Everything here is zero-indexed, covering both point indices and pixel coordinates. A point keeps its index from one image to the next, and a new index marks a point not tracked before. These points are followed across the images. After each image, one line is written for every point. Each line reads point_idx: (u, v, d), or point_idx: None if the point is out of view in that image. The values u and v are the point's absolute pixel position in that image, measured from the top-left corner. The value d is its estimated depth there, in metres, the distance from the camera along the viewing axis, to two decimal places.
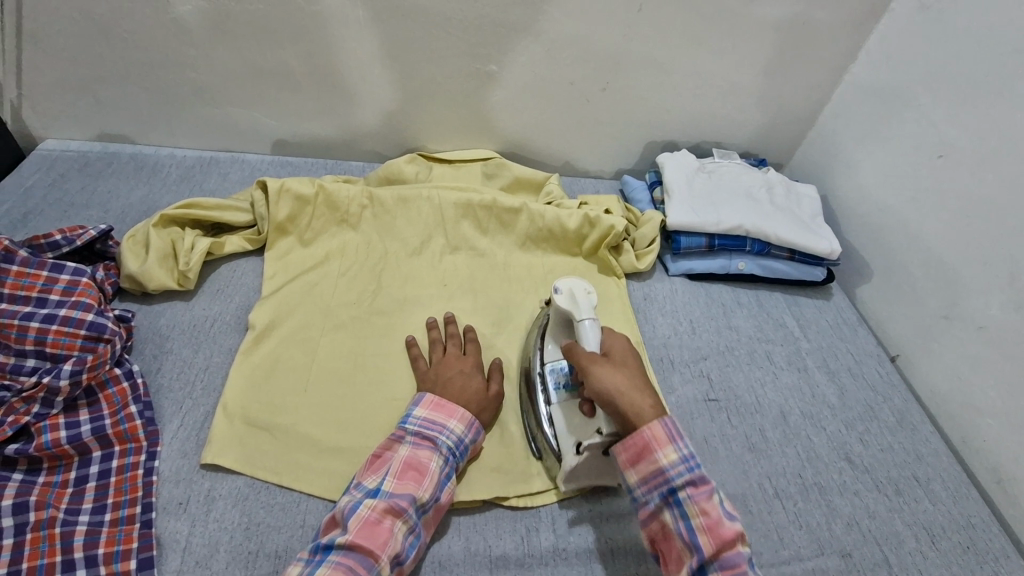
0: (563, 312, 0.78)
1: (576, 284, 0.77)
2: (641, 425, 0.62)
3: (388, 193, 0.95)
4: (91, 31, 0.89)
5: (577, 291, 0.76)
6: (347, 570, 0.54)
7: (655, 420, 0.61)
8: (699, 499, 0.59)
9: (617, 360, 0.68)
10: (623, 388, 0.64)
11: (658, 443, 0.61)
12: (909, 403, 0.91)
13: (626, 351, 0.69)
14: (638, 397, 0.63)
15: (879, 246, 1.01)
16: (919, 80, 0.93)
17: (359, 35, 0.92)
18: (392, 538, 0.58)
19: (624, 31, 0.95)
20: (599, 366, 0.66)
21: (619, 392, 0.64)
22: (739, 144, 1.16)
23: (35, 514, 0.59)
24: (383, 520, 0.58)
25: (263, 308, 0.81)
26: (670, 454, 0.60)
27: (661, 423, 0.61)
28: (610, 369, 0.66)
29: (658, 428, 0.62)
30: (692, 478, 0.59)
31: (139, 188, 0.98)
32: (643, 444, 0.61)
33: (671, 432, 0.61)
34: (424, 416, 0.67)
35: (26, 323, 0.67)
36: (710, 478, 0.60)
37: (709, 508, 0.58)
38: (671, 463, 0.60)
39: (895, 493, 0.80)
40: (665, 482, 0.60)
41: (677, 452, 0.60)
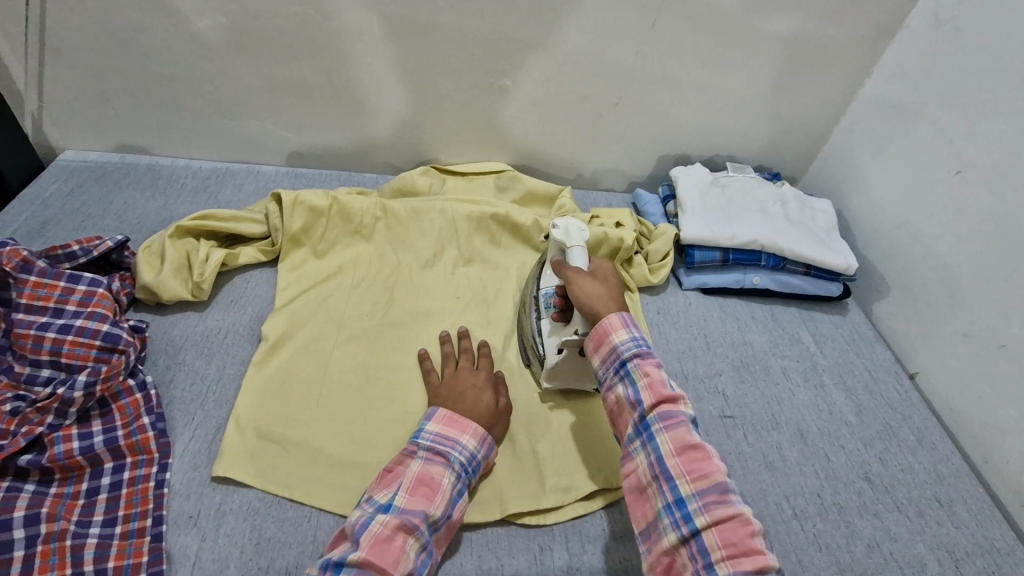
0: (559, 245, 0.82)
1: (573, 222, 0.81)
2: (603, 316, 0.70)
3: (401, 206, 0.95)
4: (112, 45, 0.91)
5: (572, 228, 0.80)
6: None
7: (621, 349, 0.67)
8: (670, 429, 0.60)
9: (599, 276, 0.76)
10: (597, 295, 0.72)
11: (628, 378, 0.65)
12: (929, 422, 0.90)
13: (608, 272, 0.77)
14: (606, 303, 0.72)
15: (896, 261, 1.00)
16: (936, 95, 0.92)
17: (374, 49, 0.93)
18: (405, 556, 0.56)
19: (638, 46, 0.95)
20: (579, 276, 0.75)
21: (595, 298, 0.72)
22: (753, 157, 1.16)
23: (46, 527, 0.58)
24: (395, 536, 0.57)
25: (276, 320, 0.81)
26: (629, 340, 0.67)
27: (619, 315, 0.69)
28: (589, 280, 0.74)
29: (622, 325, 0.69)
30: (656, 377, 0.64)
31: (155, 199, 0.99)
32: (606, 334, 0.68)
33: (634, 330, 0.68)
34: (436, 431, 0.66)
35: (42, 333, 0.68)
36: (680, 396, 0.63)
37: (678, 424, 0.61)
38: (628, 346, 0.67)
39: (917, 515, 0.78)
40: (631, 376, 0.65)
41: (651, 371, 0.64)
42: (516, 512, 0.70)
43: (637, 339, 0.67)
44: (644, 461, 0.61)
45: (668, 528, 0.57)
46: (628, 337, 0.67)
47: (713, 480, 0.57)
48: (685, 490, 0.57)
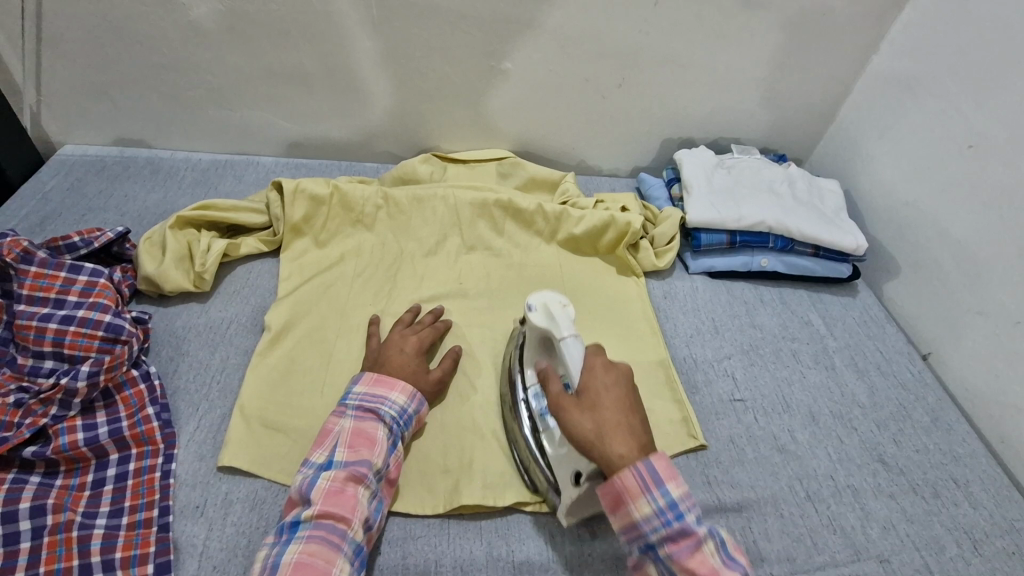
0: (540, 332, 0.72)
1: (550, 300, 0.72)
2: (614, 473, 0.56)
3: (403, 193, 0.94)
4: (108, 36, 0.90)
5: (552, 307, 0.71)
6: (321, 541, 0.55)
7: (646, 530, 0.54)
8: None
9: (591, 391, 0.61)
10: (604, 429, 0.58)
11: (661, 566, 0.54)
12: (943, 402, 0.88)
13: (604, 383, 0.61)
14: (611, 444, 0.57)
15: (907, 240, 0.98)
16: (946, 69, 0.90)
17: (372, 34, 0.92)
18: (359, 503, 0.58)
19: (640, 26, 0.93)
20: (568, 411, 0.60)
21: (596, 435, 0.58)
22: (759, 138, 1.14)
23: (52, 518, 0.58)
24: (346, 487, 0.59)
25: (279, 309, 0.80)
26: (566, 428, 0.60)
27: (633, 471, 0.55)
28: (580, 415, 0.59)
29: (557, 405, 0.61)
30: (604, 482, 0.57)
31: (155, 191, 0.99)
32: (624, 501, 0.55)
33: (571, 411, 0.60)
34: (364, 391, 0.67)
35: (44, 324, 0.67)
36: (629, 494, 0.55)
37: (634, 529, 0.55)
38: (567, 436, 0.60)
39: (933, 496, 0.77)
40: (588, 468, 0.60)
41: (692, 563, 0.52)
42: (524, 500, 0.69)
43: (664, 513, 0.54)
44: None
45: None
46: (653, 512, 0.54)
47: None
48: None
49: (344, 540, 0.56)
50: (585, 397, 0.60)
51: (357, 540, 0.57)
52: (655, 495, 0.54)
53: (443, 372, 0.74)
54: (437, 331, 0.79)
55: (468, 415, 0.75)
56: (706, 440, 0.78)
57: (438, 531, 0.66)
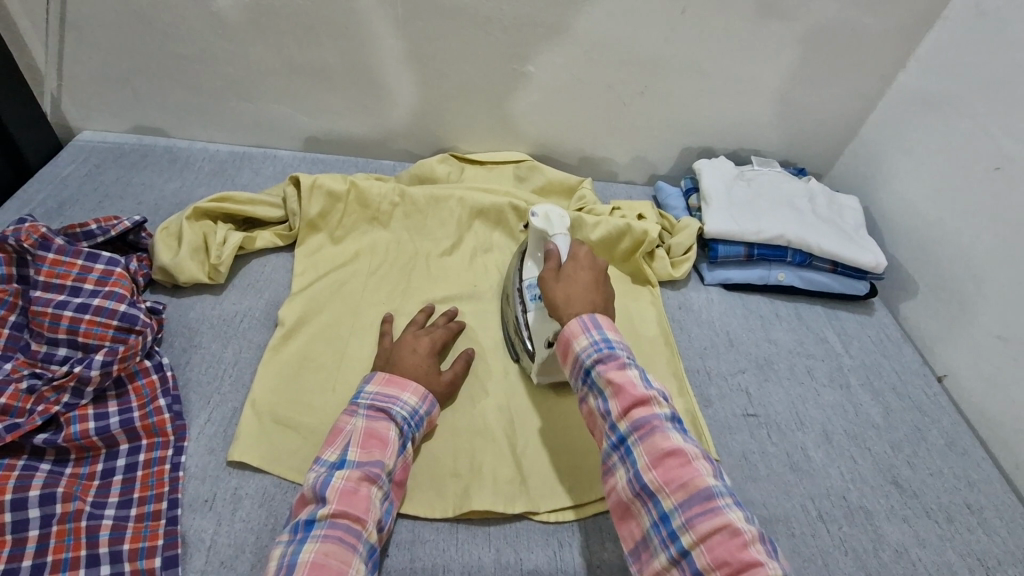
0: (538, 236, 0.77)
1: (552, 208, 0.76)
2: (566, 322, 0.65)
3: (420, 192, 0.93)
4: (132, 24, 0.89)
5: (552, 215, 0.75)
6: (337, 541, 0.53)
7: (583, 357, 0.62)
8: (648, 446, 0.55)
9: (569, 274, 0.69)
10: (569, 298, 0.66)
11: (596, 388, 0.61)
12: (959, 426, 0.87)
13: (584, 262, 0.70)
14: (571, 306, 0.65)
15: (927, 260, 0.97)
16: (974, 89, 0.89)
17: (396, 32, 0.91)
18: (372, 503, 0.58)
19: (666, 34, 0.93)
20: (547, 281, 0.69)
21: (561, 302, 0.66)
22: (778, 152, 1.13)
23: (61, 506, 0.58)
24: (360, 487, 0.58)
25: (293, 304, 0.80)
26: (589, 346, 0.62)
27: (580, 320, 0.63)
28: (555, 282, 0.68)
29: (582, 330, 0.63)
30: (653, 429, 0.56)
31: (172, 180, 0.98)
32: (569, 344, 0.63)
33: (596, 333, 0.62)
34: (375, 391, 0.66)
35: (60, 311, 0.67)
36: (687, 450, 0.55)
37: (687, 485, 0.53)
38: (590, 352, 0.61)
39: (947, 521, 0.76)
40: (607, 408, 0.59)
41: (615, 374, 0.59)
42: (534, 508, 0.68)
43: (598, 343, 0.62)
44: (624, 477, 0.56)
45: (657, 548, 0.53)
46: (589, 343, 0.62)
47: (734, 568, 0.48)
48: (699, 559, 0.50)
49: (359, 541, 0.55)
50: (612, 328, 0.63)
51: (370, 541, 0.56)
52: (593, 334, 0.62)
53: (455, 375, 0.74)
54: (449, 332, 0.78)
55: (479, 419, 0.74)
56: (718, 454, 0.78)
57: (447, 536, 0.65)
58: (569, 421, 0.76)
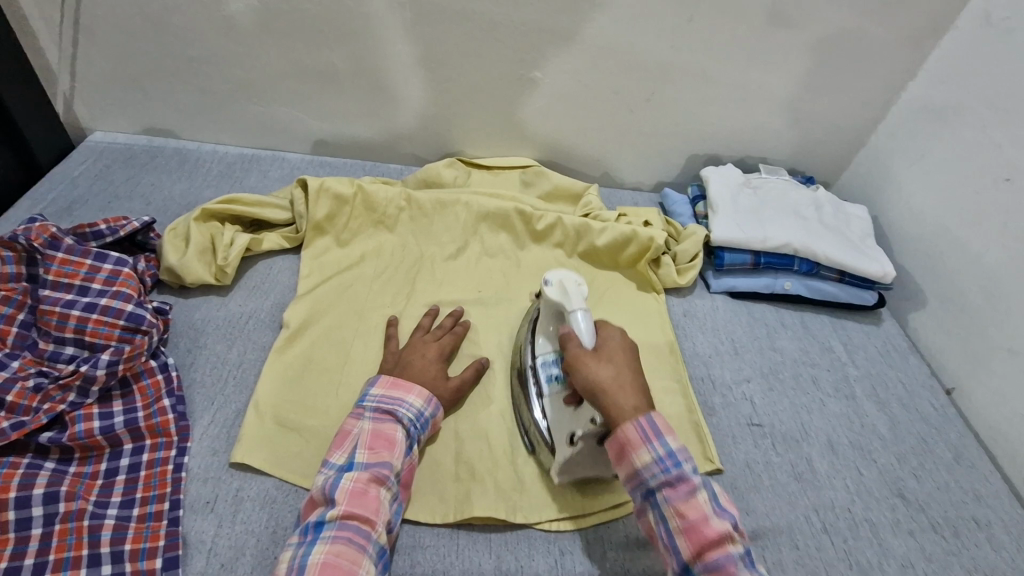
0: (553, 305, 0.73)
1: (568, 277, 0.72)
2: (619, 424, 0.59)
3: (426, 196, 0.93)
4: (145, 27, 0.90)
5: (567, 283, 0.71)
6: (346, 541, 0.54)
7: (647, 476, 0.57)
8: (702, 549, 0.54)
9: (605, 355, 0.64)
10: (611, 384, 0.61)
11: (658, 512, 0.57)
12: (966, 439, 0.86)
13: (618, 348, 0.65)
14: (621, 396, 0.60)
15: (935, 271, 0.96)
16: (983, 99, 0.89)
17: (405, 37, 0.92)
18: (382, 505, 0.58)
19: (673, 42, 0.93)
20: (585, 363, 0.63)
21: (603, 389, 0.61)
22: (787, 159, 1.12)
23: (64, 505, 0.58)
24: (369, 489, 0.58)
25: (298, 306, 0.80)
26: (652, 464, 0.57)
27: (638, 424, 0.58)
28: (594, 364, 0.63)
29: (644, 440, 0.58)
30: (696, 518, 0.55)
31: (181, 182, 0.99)
32: (626, 451, 0.58)
33: (659, 446, 0.57)
34: (381, 393, 0.66)
35: (67, 310, 0.67)
36: (727, 534, 0.55)
37: (718, 553, 0.54)
38: (654, 473, 0.57)
39: (953, 536, 0.75)
40: (662, 513, 0.57)
41: (685, 509, 0.56)
42: (535, 516, 0.68)
43: (665, 459, 0.57)
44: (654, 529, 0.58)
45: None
46: (652, 459, 0.57)
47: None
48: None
49: (369, 542, 0.55)
50: (672, 432, 0.59)
51: (381, 542, 0.57)
52: (656, 445, 0.58)
53: (462, 381, 0.74)
54: (456, 337, 0.78)
55: (481, 424, 0.74)
56: (722, 464, 0.77)
57: (447, 541, 0.65)
58: None
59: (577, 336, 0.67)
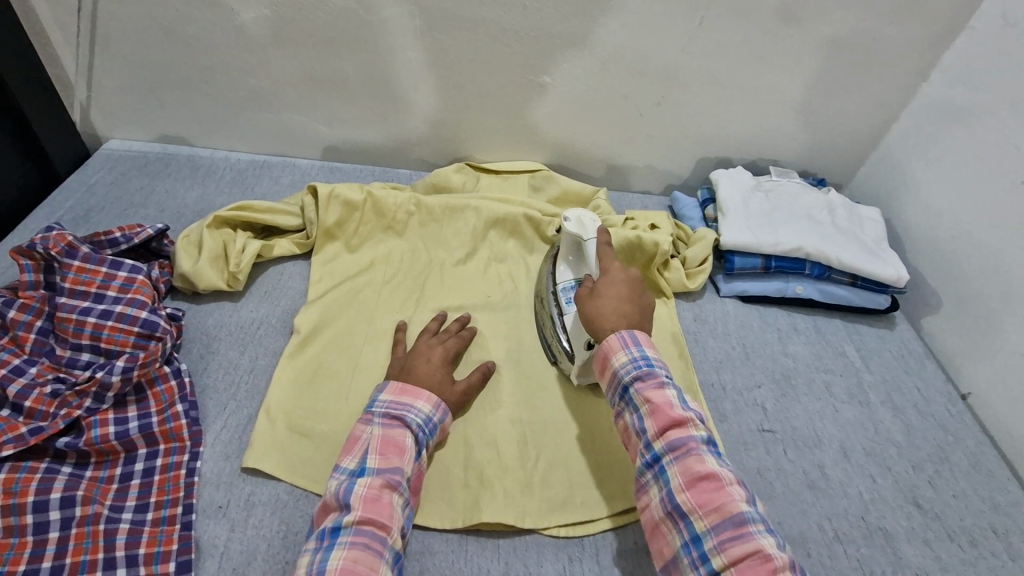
0: (571, 238, 0.82)
1: (585, 214, 0.81)
2: (602, 337, 0.69)
3: (435, 202, 0.94)
4: (159, 37, 0.92)
5: (584, 219, 0.80)
6: (363, 547, 0.55)
7: (622, 373, 0.65)
8: (680, 460, 0.59)
9: (603, 286, 0.73)
10: (602, 312, 0.70)
11: (632, 405, 0.64)
12: (984, 447, 0.85)
13: (615, 283, 0.73)
14: (606, 320, 0.70)
15: (951, 275, 0.95)
16: (1000, 100, 0.87)
17: (414, 44, 0.92)
18: (395, 511, 0.59)
19: (683, 45, 0.92)
20: (582, 297, 0.73)
21: (596, 318, 0.70)
22: (798, 161, 1.11)
23: (81, 509, 0.59)
24: (382, 495, 0.59)
25: (309, 313, 0.81)
26: (628, 362, 0.65)
27: (619, 335, 0.67)
28: (594, 300, 0.72)
29: (622, 345, 0.67)
30: (662, 402, 0.62)
31: (194, 188, 1.01)
32: (607, 357, 0.67)
33: (635, 350, 0.66)
34: (389, 399, 0.66)
35: (83, 317, 0.69)
36: (690, 419, 0.61)
37: (688, 453, 0.59)
38: (628, 369, 0.65)
39: (971, 545, 0.74)
40: (635, 404, 0.64)
41: (654, 395, 0.63)
42: (544, 523, 0.68)
43: (638, 361, 0.65)
44: (657, 496, 0.60)
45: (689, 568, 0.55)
46: (628, 359, 0.65)
47: (727, 512, 0.55)
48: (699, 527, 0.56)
49: (385, 547, 0.56)
50: (649, 343, 0.67)
51: (395, 547, 0.57)
52: (632, 349, 0.66)
53: (469, 385, 0.74)
54: (462, 340, 0.79)
55: (491, 430, 0.74)
56: (733, 470, 0.76)
57: (456, 547, 0.65)
58: (580, 439, 0.75)
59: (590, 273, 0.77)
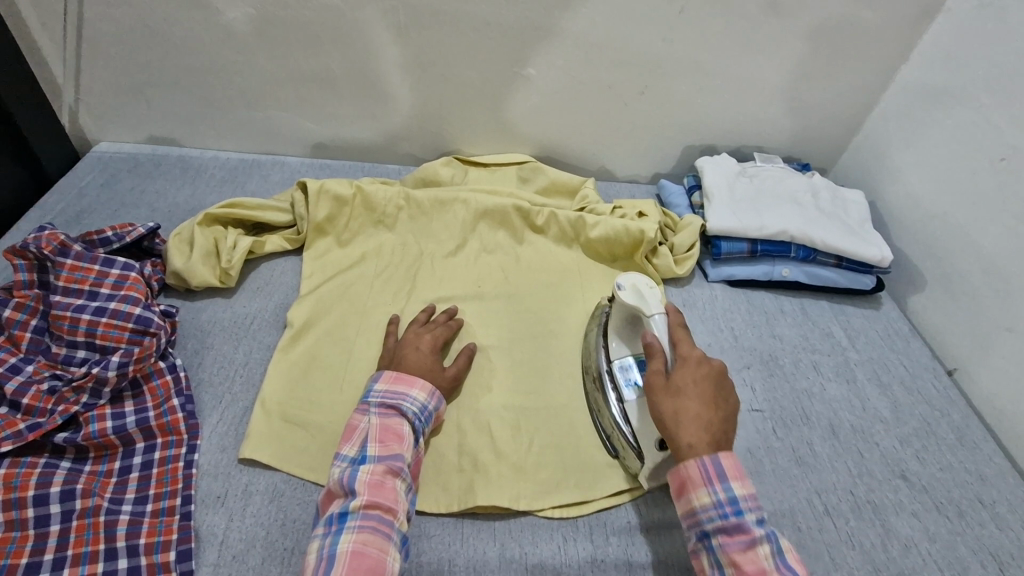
0: (629, 308, 0.76)
1: (639, 279, 0.76)
2: (681, 461, 0.62)
3: (425, 195, 0.95)
4: (145, 37, 0.92)
5: (640, 286, 0.75)
6: (372, 531, 0.56)
7: (704, 518, 0.59)
8: (729, 545, 0.57)
9: (683, 381, 0.65)
10: (681, 415, 0.63)
11: (712, 558, 0.59)
12: (969, 420, 0.86)
13: (695, 376, 0.65)
14: (684, 430, 0.62)
15: (934, 254, 0.96)
16: (977, 80, 0.89)
17: (399, 39, 0.93)
18: (399, 495, 0.60)
19: (665, 33, 0.93)
20: (655, 390, 0.66)
21: (673, 418, 0.63)
22: (783, 147, 1.13)
23: (81, 502, 0.60)
24: (385, 480, 0.60)
25: (301, 306, 0.82)
26: (710, 505, 0.59)
27: (700, 465, 0.60)
28: (672, 396, 0.64)
29: (704, 481, 0.60)
30: (752, 570, 0.56)
31: (185, 188, 1.01)
32: (686, 486, 0.61)
33: (720, 490, 0.59)
34: (384, 389, 0.67)
35: (78, 315, 0.69)
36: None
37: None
38: (711, 515, 0.59)
39: (957, 515, 0.75)
40: (716, 558, 0.58)
41: (732, 526, 0.58)
42: (539, 504, 0.69)
43: (723, 506, 0.59)
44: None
45: None
46: (711, 501, 0.59)
47: None
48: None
49: (392, 530, 0.57)
50: (739, 478, 0.59)
51: (402, 530, 0.58)
52: (717, 488, 0.59)
53: (458, 370, 0.75)
54: (450, 329, 0.80)
55: (484, 416, 0.75)
56: None
57: (451, 530, 0.67)
58: (573, 424, 0.77)
59: (659, 350, 0.69)
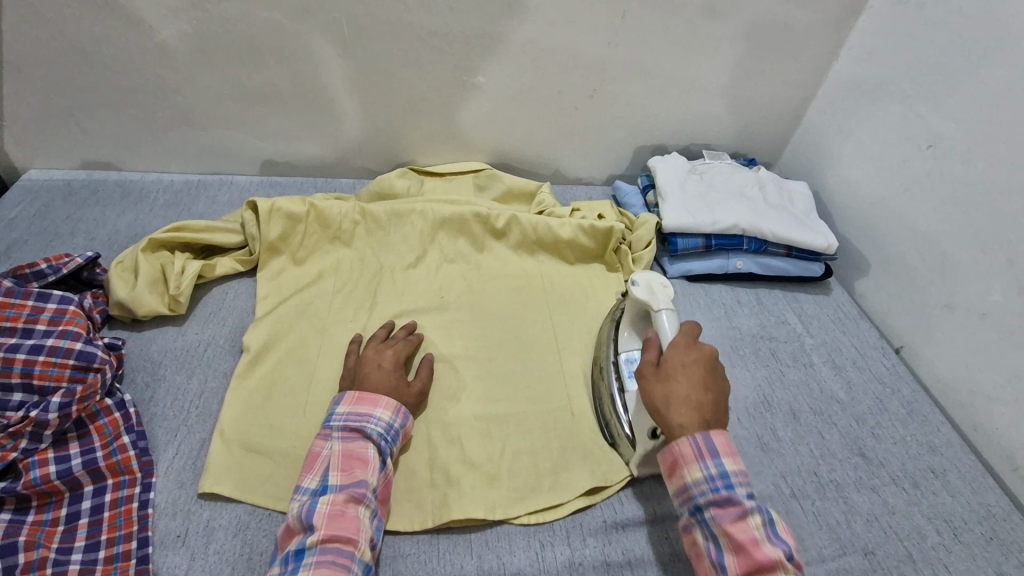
0: (639, 304, 0.76)
1: (653, 279, 0.75)
2: (674, 438, 0.62)
3: (380, 208, 0.93)
4: (72, 59, 0.88)
5: (653, 284, 0.74)
6: (330, 565, 0.54)
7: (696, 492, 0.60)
8: None
9: (676, 364, 0.65)
10: (672, 401, 0.63)
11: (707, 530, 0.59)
12: (918, 394, 0.91)
13: (686, 360, 0.65)
14: (673, 414, 0.62)
15: (874, 239, 1.01)
16: (902, 73, 0.94)
17: (344, 52, 0.92)
18: (362, 523, 0.59)
19: (609, 39, 0.95)
20: (646, 379, 0.65)
21: (664, 405, 0.63)
22: (728, 144, 1.17)
23: (24, 556, 0.56)
24: (346, 509, 0.58)
25: (258, 329, 0.79)
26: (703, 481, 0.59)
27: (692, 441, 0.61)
28: (662, 386, 0.64)
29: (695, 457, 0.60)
30: (744, 539, 0.56)
31: (126, 215, 0.97)
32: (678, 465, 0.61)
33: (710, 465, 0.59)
34: (347, 411, 0.66)
35: (12, 354, 0.65)
36: (778, 562, 0.55)
37: None
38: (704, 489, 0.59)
39: (912, 487, 0.79)
40: (710, 530, 0.58)
41: (733, 528, 0.57)
42: (513, 512, 0.69)
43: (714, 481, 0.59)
44: None
45: None
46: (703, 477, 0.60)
47: None
48: None
49: (353, 561, 0.56)
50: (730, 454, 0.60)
51: (364, 560, 0.57)
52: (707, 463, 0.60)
53: (423, 384, 0.74)
54: (411, 344, 0.78)
55: (454, 428, 0.74)
56: None
57: (427, 547, 0.65)
58: (543, 428, 0.77)
59: (656, 340, 0.70)
